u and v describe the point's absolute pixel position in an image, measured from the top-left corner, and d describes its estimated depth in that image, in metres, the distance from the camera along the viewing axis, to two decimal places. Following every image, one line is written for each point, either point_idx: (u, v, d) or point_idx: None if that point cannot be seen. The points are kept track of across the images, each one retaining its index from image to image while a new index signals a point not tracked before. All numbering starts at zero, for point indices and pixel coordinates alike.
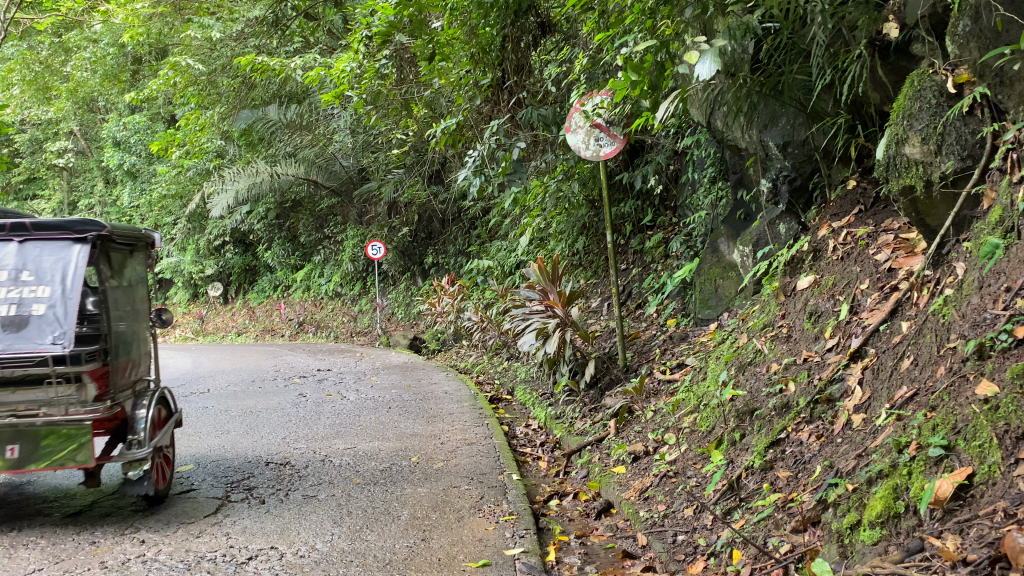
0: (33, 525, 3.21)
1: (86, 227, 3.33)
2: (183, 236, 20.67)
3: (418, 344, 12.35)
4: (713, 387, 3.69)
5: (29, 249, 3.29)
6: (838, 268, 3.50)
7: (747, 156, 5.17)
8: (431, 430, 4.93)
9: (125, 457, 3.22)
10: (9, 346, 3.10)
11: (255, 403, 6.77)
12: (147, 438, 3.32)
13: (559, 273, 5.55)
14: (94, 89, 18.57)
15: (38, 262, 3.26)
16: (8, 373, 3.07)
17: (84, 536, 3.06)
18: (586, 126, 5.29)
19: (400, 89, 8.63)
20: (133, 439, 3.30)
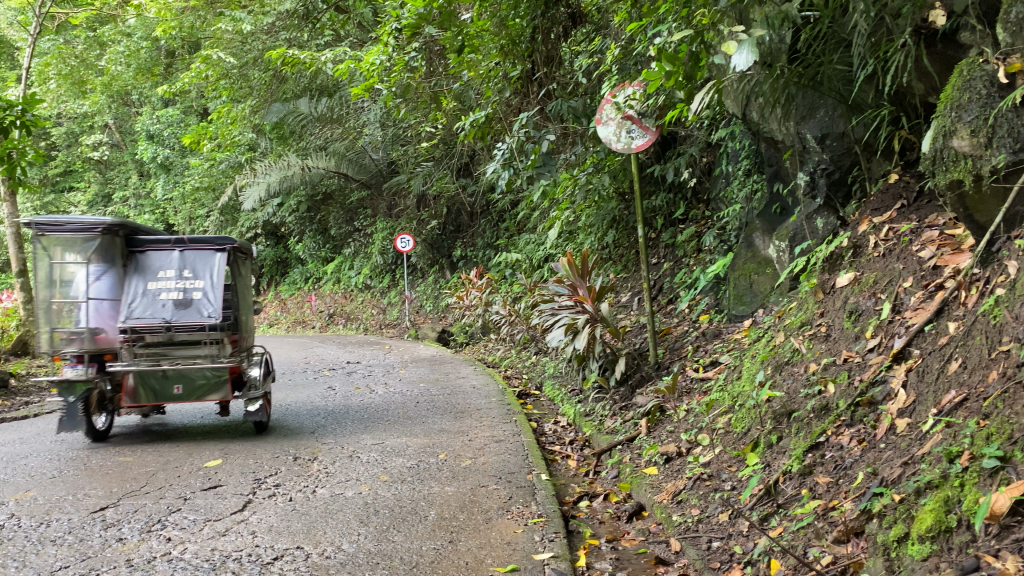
0: (104, 489, 3.67)
1: (223, 242, 5.19)
2: (215, 228, 20.85)
3: (447, 337, 12.35)
4: (748, 387, 3.60)
5: (187, 256, 5.11)
6: (879, 265, 3.39)
7: (784, 149, 5.05)
8: (459, 426, 4.88)
9: (248, 395, 4.92)
10: (179, 319, 4.85)
11: (284, 396, 6.78)
12: (260, 384, 5.01)
13: (589, 269, 5.44)
14: (128, 83, 18.77)
15: (196, 269, 5.05)
16: (178, 335, 4.83)
17: (171, 510, 3.40)
18: (617, 118, 5.21)
19: (428, 83, 8.75)
20: (250, 386, 4.99)
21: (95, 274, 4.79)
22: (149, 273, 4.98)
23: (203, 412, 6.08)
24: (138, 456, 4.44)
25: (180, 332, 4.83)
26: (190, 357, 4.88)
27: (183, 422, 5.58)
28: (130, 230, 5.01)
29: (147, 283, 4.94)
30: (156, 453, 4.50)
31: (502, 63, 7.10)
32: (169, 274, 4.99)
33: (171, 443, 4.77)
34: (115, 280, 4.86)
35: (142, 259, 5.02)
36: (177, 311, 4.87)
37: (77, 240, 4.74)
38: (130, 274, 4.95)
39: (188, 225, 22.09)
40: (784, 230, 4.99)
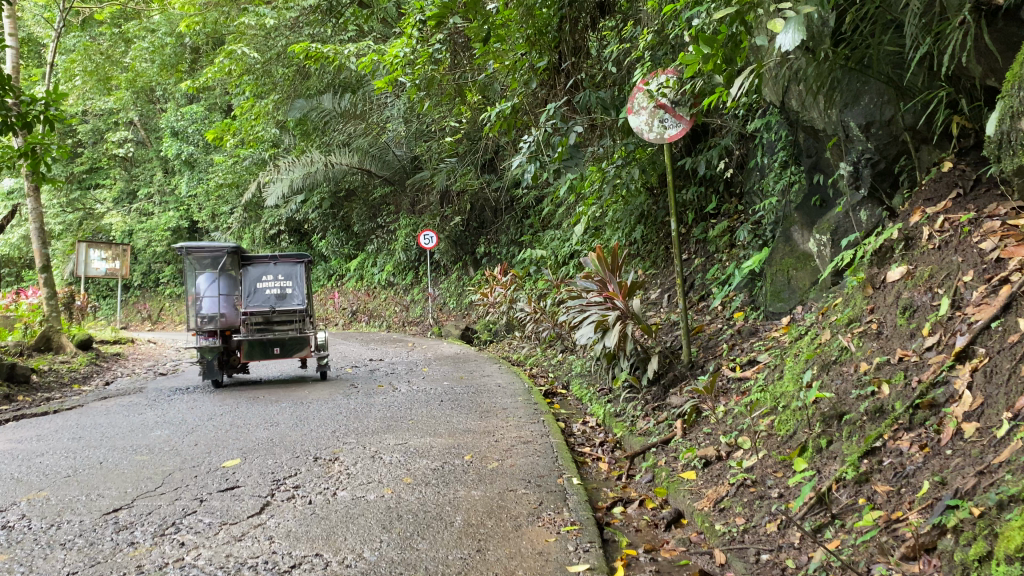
0: (169, 457, 4.24)
1: (301, 259, 8.21)
2: (239, 225, 20.87)
3: (470, 335, 12.22)
4: (793, 388, 3.40)
5: (278, 266, 8.10)
6: (935, 258, 3.17)
7: (825, 138, 4.84)
8: (485, 427, 4.71)
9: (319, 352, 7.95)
10: (280, 306, 7.98)
11: (307, 394, 6.66)
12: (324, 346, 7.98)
13: (619, 263, 5.27)
14: (152, 79, 18.78)
15: (286, 275, 8.11)
16: (278, 315, 7.95)
17: (191, 490, 3.50)
18: (649, 107, 5.01)
19: (453, 75, 8.41)
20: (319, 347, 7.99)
21: (219, 280, 7.75)
22: (253, 278, 7.97)
23: (224, 408, 5.98)
24: (157, 453, 4.33)
25: (280, 314, 7.95)
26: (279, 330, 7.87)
27: (204, 418, 5.49)
28: (242, 252, 7.94)
29: (257, 283, 7.97)
30: (174, 451, 4.38)
31: (529, 53, 6.93)
32: (270, 278, 8.03)
33: (189, 440, 4.65)
34: (230, 282, 7.82)
35: (248, 269, 7.95)
36: (279, 301, 8.00)
37: (211, 258, 7.72)
38: (243, 279, 7.93)
39: (212, 221, 22.13)
40: (825, 223, 4.79)
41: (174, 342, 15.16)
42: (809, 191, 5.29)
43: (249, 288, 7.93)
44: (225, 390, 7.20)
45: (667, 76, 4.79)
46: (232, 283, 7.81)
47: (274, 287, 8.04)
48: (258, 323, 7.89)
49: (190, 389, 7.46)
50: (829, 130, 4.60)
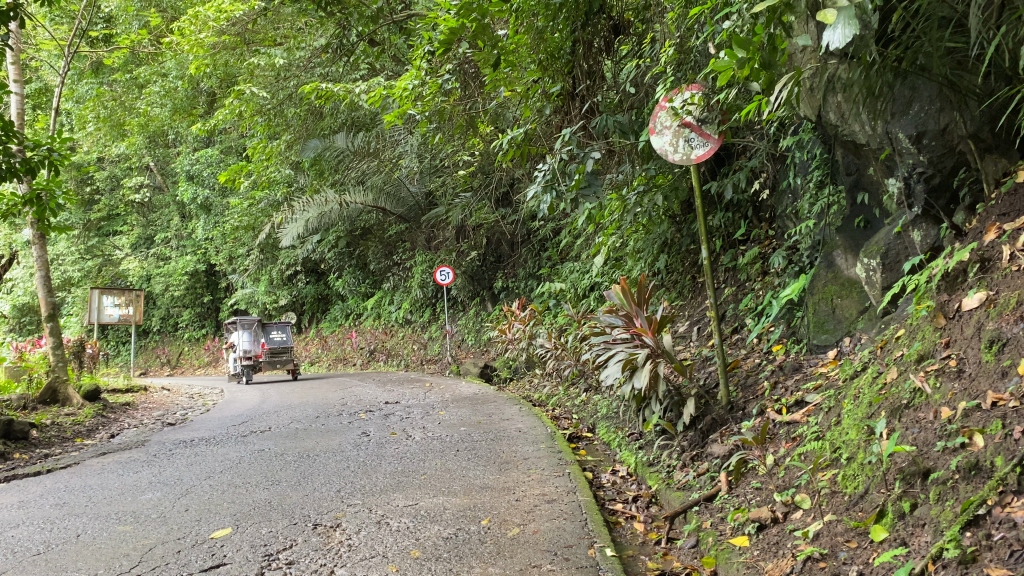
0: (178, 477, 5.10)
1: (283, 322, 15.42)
2: (256, 267, 20.72)
3: (489, 373, 11.78)
4: (859, 438, 2.94)
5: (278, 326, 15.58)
6: (1022, 280, 2.71)
7: (868, 152, 4.43)
8: (504, 482, 4.26)
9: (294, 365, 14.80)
10: (281, 343, 15.35)
11: (315, 443, 6.26)
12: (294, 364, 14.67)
13: (646, 296, 4.85)
14: (165, 124, 18.69)
15: (284, 330, 15.49)
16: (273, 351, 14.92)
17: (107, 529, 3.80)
18: (674, 126, 4.62)
19: (464, 105, 8.15)
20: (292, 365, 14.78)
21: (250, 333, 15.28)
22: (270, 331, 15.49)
23: (226, 463, 5.57)
24: (141, 523, 3.90)
25: (278, 349, 15.05)
26: (276, 358, 15.06)
27: (201, 476, 5.09)
28: (259, 320, 15.45)
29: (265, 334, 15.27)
30: (162, 520, 3.95)
31: (541, 79, 6.73)
32: (274, 332, 15.35)
33: (180, 506, 4.22)
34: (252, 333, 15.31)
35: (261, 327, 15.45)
36: (279, 341, 15.34)
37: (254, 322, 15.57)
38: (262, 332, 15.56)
39: (229, 264, 22.00)
40: (874, 245, 4.35)
41: (188, 387, 14.78)
42: (850, 211, 4.88)
43: (265, 336, 15.36)
44: (230, 441, 6.80)
45: (691, 90, 4.43)
46: (255, 332, 15.42)
47: (279, 336, 15.53)
48: (269, 353, 15.02)
49: (194, 441, 7.10)
50: (874, 142, 4.19)
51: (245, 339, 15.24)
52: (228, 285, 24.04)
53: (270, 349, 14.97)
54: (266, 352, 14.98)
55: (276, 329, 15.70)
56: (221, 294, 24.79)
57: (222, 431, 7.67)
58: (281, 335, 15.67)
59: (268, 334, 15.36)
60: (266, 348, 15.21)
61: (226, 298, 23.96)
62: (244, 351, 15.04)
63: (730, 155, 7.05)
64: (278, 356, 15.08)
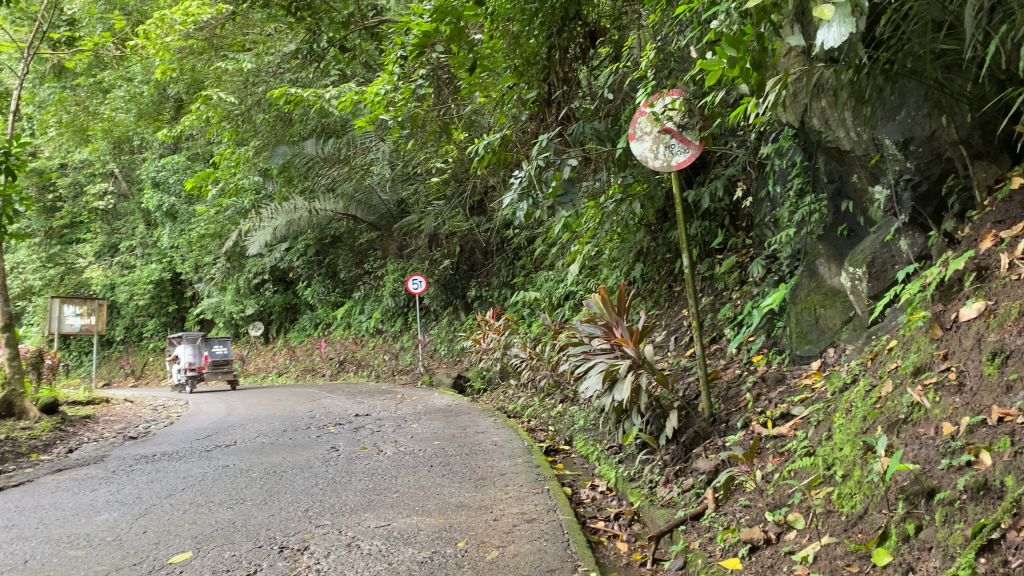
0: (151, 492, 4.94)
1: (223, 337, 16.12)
2: (223, 276, 20.36)
3: (462, 384, 11.60)
4: (854, 454, 2.80)
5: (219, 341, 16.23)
6: (1022, 290, 2.61)
7: (851, 159, 4.35)
8: (481, 501, 4.08)
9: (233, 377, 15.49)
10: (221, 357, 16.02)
11: (282, 458, 6.03)
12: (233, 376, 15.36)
13: (626, 306, 4.73)
14: (130, 130, 18.29)
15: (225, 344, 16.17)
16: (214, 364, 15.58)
17: (76, 539, 3.81)
18: (654, 132, 4.49)
19: (438, 111, 8.02)
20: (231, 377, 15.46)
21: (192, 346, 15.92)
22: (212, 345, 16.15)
23: (189, 480, 5.32)
24: (95, 547, 3.66)
25: (219, 362, 15.72)
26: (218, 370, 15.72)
27: (162, 494, 4.84)
28: (201, 335, 16.09)
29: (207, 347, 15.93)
30: (118, 544, 3.72)
31: (518, 84, 6.54)
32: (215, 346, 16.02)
33: (137, 528, 3.98)
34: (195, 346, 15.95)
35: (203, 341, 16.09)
36: (220, 355, 16.00)
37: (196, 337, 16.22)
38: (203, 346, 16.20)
39: (196, 273, 21.60)
40: (859, 254, 4.25)
41: (152, 399, 14.38)
42: (833, 220, 4.79)
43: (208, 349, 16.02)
44: (194, 456, 6.53)
45: (671, 94, 4.34)
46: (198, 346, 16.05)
47: (221, 350, 16.19)
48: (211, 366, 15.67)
49: (155, 456, 6.83)
50: (860, 149, 4.11)
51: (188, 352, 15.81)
52: (194, 294, 23.59)
53: (213, 362, 15.66)
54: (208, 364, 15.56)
55: (218, 343, 16.29)
56: (188, 304, 24.33)
57: (186, 445, 7.39)
58: (223, 348, 16.32)
59: (211, 347, 15.95)
60: (209, 361, 15.85)
61: (193, 308, 23.52)
62: (189, 363, 15.64)
63: (706, 163, 6.97)
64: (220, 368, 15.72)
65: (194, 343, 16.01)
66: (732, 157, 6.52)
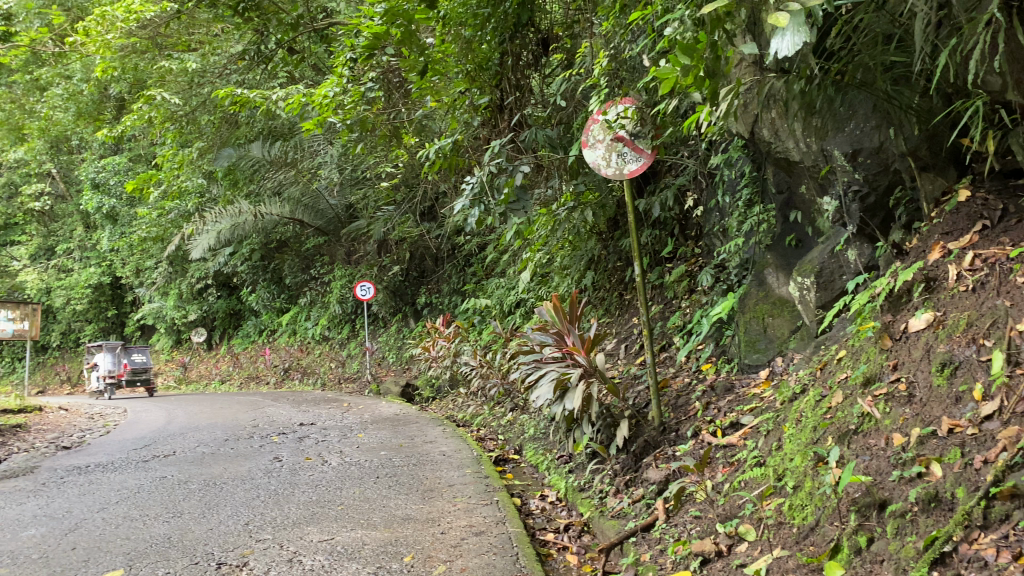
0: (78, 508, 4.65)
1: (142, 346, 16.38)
2: (165, 280, 19.84)
3: (411, 392, 11.45)
4: (805, 465, 2.79)
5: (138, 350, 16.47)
6: (970, 302, 2.64)
7: (800, 169, 4.38)
8: (428, 513, 3.99)
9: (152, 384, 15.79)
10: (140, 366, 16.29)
11: (222, 470, 5.82)
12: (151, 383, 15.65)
13: (577, 314, 4.69)
14: (68, 129, 17.73)
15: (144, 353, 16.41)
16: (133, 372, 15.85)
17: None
18: (607, 140, 4.46)
19: (388, 115, 7.92)
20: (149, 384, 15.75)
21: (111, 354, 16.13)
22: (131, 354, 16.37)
23: (122, 493, 5.09)
24: (18, 565, 3.47)
25: (138, 370, 15.98)
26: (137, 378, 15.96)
27: (94, 508, 4.62)
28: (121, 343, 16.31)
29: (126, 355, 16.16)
30: (43, 562, 3.52)
31: (469, 89, 6.46)
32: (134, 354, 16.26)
33: (65, 544, 3.78)
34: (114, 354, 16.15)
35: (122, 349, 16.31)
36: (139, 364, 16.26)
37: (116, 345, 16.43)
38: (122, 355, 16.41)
39: (137, 277, 21.04)
40: (807, 264, 4.28)
41: (88, 407, 13.91)
42: (781, 230, 4.82)
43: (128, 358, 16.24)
44: (130, 467, 6.28)
45: (625, 102, 4.33)
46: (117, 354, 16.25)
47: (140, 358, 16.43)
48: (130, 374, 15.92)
49: (89, 468, 6.55)
50: (809, 160, 4.13)
51: (108, 359, 16.11)
52: (134, 299, 22.97)
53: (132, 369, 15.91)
54: (128, 371, 15.90)
55: (138, 352, 16.51)
56: (127, 309, 23.66)
57: (122, 456, 7.13)
58: (142, 357, 16.55)
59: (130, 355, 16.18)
60: (128, 369, 16.08)
61: (133, 313, 22.90)
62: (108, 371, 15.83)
63: (657, 172, 6.99)
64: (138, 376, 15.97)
65: (113, 351, 16.21)
66: (683, 167, 6.55)
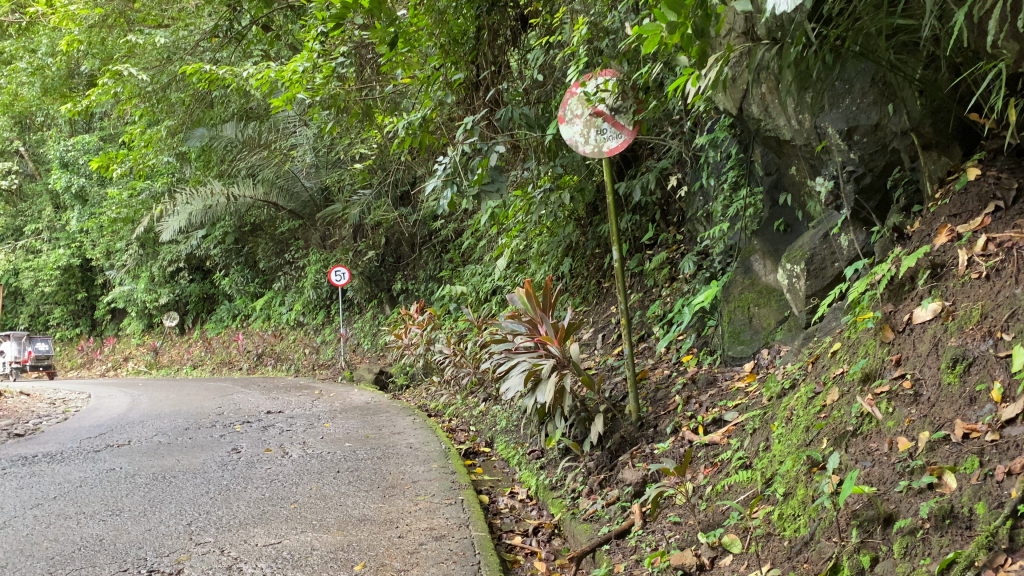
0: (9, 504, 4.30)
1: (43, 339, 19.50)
2: (136, 263, 19.40)
3: (384, 380, 11.12)
4: (797, 470, 2.51)
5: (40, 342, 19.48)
6: (984, 290, 2.37)
7: (790, 149, 4.12)
8: (387, 514, 3.68)
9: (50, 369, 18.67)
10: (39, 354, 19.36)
11: (174, 462, 5.47)
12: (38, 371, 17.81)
13: (551, 302, 4.39)
14: (34, 104, 17.18)
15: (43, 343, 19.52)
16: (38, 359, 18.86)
17: None
18: (585, 114, 4.15)
19: (360, 91, 7.57)
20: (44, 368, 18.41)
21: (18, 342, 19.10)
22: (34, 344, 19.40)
23: (63, 487, 4.74)
24: None
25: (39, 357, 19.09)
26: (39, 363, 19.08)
27: (26, 505, 4.27)
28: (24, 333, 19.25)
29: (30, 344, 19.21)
30: None
31: (443, 65, 6.10)
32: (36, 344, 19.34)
33: None
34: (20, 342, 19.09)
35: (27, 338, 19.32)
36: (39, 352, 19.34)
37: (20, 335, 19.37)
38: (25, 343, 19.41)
39: (107, 259, 20.57)
40: (798, 250, 4.00)
41: (50, 393, 13.41)
42: (769, 214, 4.55)
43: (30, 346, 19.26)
44: (78, 458, 5.91)
45: (605, 75, 4.02)
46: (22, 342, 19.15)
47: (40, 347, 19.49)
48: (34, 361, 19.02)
49: (35, 457, 6.18)
50: (800, 138, 3.88)
51: (14, 347, 18.99)
52: (105, 282, 22.48)
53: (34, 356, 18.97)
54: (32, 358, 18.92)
55: (39, 342, 19.56)
56: (98, 292, 23.10)
57: (72, 445, 6.77)
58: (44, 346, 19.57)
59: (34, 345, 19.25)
60: (31, 356, 19.10)
61: (104, 296, 22.40)
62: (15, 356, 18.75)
63: (639, 155, 6.70)
64: (40, 362, 19.08)
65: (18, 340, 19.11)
66: (665, 149, 6.26)
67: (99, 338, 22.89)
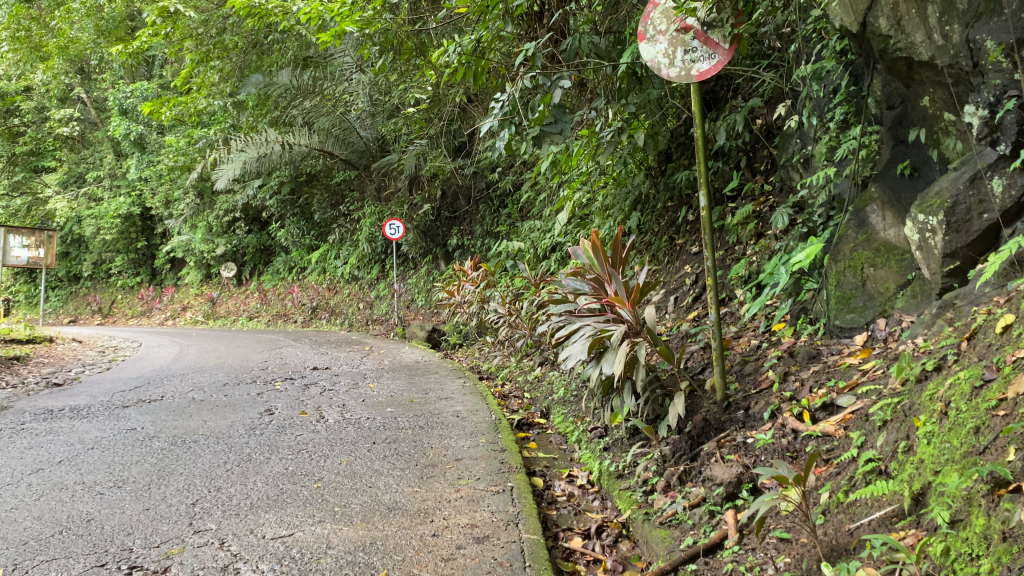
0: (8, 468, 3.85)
1: None
2: (193, 212, 19.21)
3: (436, 338, 10.55)
4: (969, 489, 1.83)
5: None
6: None
7: (923, 74, 3.33)
8: (422, 502, 3.10)
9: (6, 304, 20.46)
10: None
11: (200, 425, 4.96)
12: None
13: (622, 256, 3.69)
14: (89, 49, 16.85)
15: None
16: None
17: None
18: (670, 31, 3.41)
19: (413, 25, 6.92)
20: None
21: None
22: None
23: (71, 449, 4.27)
24: None
25: None
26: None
27: (24, 470, 3.80)
28: None
29: None
30: None
31: None
32: None
33: None
34: None
35: None
36: None
37: None
38: None
39: (166, 208, 20.40)
40: (932, 196, 3.22)
41: (107, 340, 13.29)
42: (890, 157, 3.77)
43: None
44: (102, 415, 5.48)
45: None
46: None
47: None
48: None
49: (59, 411, 5.77)
50: (944, 58, 3.10)
51: None
52: (164, 231, 22.40)
53: None
54: None
55: None
56: (157, 241, 23.08)
57: (104, 399, 6.37)
58: None
59: None
60: None
61: (163, 245, 22.34)
62: None
63: (721, 95, 5.91)
64: None
65: None
66: (754, 86, 5.47)
67: (159, 287, 22.85)
